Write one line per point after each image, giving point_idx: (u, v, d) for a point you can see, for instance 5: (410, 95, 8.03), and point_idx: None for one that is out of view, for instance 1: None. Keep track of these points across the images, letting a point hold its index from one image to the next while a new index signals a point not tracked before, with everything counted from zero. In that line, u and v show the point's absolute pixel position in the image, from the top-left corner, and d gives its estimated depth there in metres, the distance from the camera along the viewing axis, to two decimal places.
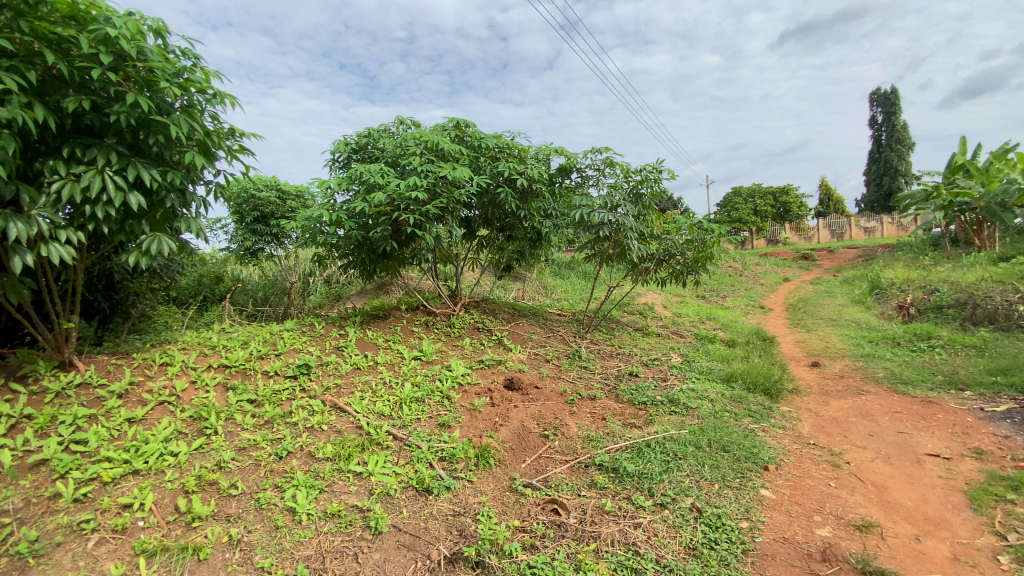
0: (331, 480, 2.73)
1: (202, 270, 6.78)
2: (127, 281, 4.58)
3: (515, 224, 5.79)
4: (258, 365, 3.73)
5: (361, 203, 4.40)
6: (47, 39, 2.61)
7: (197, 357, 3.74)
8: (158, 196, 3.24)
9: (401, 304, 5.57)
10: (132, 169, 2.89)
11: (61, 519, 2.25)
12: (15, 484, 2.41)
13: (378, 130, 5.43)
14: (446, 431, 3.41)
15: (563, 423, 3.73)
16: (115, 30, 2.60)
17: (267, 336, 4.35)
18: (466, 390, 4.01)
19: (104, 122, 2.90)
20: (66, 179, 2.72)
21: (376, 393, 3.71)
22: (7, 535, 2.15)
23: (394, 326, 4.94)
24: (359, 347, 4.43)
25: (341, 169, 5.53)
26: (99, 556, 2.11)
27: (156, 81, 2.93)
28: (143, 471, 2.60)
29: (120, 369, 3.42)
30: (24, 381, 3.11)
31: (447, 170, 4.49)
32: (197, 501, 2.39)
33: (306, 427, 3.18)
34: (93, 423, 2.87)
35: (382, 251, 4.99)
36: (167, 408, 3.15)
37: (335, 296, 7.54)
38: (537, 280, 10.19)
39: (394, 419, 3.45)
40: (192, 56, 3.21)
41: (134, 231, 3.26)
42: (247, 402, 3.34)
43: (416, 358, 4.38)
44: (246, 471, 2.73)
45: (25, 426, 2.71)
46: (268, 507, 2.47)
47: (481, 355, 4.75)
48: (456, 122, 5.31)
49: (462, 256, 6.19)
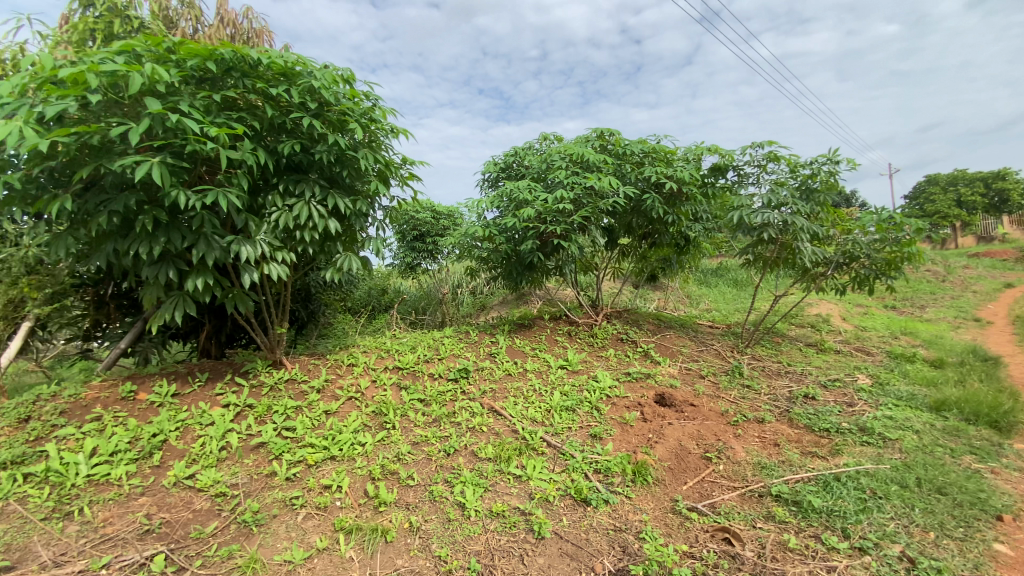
0: (494, 480, 2.86)
1: (369, 283, 7.69)
2: (319, 294, 5.40)
3: (660, 231, 5.42)
4: (424, 368, 4.09)
5: (509, 218, 4.51)
6: (271, 96, 3.20)
7: (375, 359, 4.24)
8: (347, 220, 3.77)
9: (545, 315, 5.64)
10: (331, 199, 3.42)
11: (277, 494, 2.67)
12: (242, 461, 2.95)
13: (523, 148, 5.51)
14: (600, 442, 3.35)
15: (728, 445, 3.41)
16: (318, 82, 3.10)
17: (430, 342, 4.75)
18: (616, 402, 3.89)
19: (310, 160, 3.46)
20: (283, 210, 3.32)
21: (528, 400, 3.79)
22: (245, 501, 2.63)
23: (540, 335, 5.02)
24: (510, 354, 4.59)
25: (489, 188, 5.76)
26: (309, 527, 2.47)
27: (347, 122, 3.42)
28: (339, 456, 3.02)
29: (318, 368, 4.03)
30: (249, 374, 3.83)
31: (593, 180, 4.40)
32: (382, 488, 2.68)
33: (469, 427, 3.38)
34: (300, 412, 3.42)
35: (528, 263, 5.08)
36: (355, 403, 3.61)
37: (481, 307, 7.82)
38: (683, 289, 9.60)
39: (548, 426, 3.49)
40: (371, 97, 3.66)
41: (330, 251, 3.83)
42: (417, 401, 3.67)
43: (563, 367, 4.38)
44: (420, 464, 3.00)
45: (249, 414, 3.32)
46: (441, 499, 2.68)
47: (629, 365, 4.59)
48: (601, 131, 5.15)
49: (604, 266, 6.01)
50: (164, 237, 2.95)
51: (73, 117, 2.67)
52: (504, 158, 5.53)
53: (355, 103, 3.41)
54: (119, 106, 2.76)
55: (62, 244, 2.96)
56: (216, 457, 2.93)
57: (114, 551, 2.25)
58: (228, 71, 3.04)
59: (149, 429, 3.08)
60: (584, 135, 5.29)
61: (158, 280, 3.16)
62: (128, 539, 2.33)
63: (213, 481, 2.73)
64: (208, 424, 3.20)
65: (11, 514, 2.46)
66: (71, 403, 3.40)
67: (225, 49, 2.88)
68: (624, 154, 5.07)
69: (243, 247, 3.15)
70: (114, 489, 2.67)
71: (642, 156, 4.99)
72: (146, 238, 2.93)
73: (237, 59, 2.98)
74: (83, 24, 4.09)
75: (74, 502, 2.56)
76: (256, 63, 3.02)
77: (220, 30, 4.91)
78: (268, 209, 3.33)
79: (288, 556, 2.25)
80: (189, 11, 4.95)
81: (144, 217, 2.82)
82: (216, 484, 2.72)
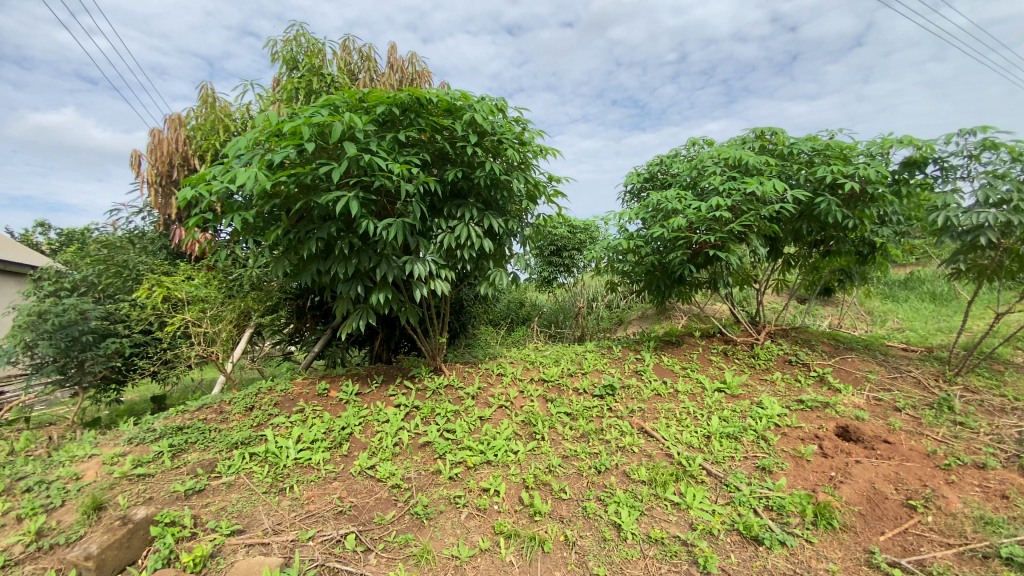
0: (650, 504, 2.75)
1: (511, 297, 8.00)
2: (470, 306, 5.78)
3: (835, 238, 4.76)
4: (569, 383, 4.10)
5: (658, 229, 4.37)
6: (438, 129, 3.57)
7: (522, 370, 4.38)
8: (500, 239, 4.01)
9: (695, 331, 5.29)
10: (487, 220, 3.66)
11: (443, 492, 2.89)
12: (412, 457, 3.25)
13: (669, 156, 5.24)
14: (768, 476, 3.01)
15: (940, 493, 2.80)
16: (478, 113, 3.36)
17: (574, 356, 4.76)
18: (785, 432, 3.46)
19: (469, 185, 3.77)
20: (447, 231, 3.64)
21: (681, 423, 3.56)
22: (416, 494, 2.89)
23: (691, 354, 4.71)
24: (657, 372, 4.39)
25: (632, 201, 5.60)
26: (472, 526, 2.63)
27: (502, 147, 3.65)
28: (494, 462, 3.16)
29: (472, 375, 4.29)
30: (414, 379, 4.24)
31: (755, 185, 4.04)
32: (538, 498, 2.75)
33: (619, 446, 3.30)
34: (458, 416, 3.67)
35: (678, 276, 4.84)
36: (505, 412, 3.76)
37: (618, 321, 7.55)
38: (860, 304, 8.26)
39: (706, 452, 3.25)
40: (522, 121, 3.85)
41: (485, 267, 4.09)
42: (565, 414, 3.69)
43: (720, 391, 4.04)
44: (572, 479, 3.01)
45: (416, 414, 3.66)
46: (595, 517, 2.66)
47: (799, 393, 4.05)
48: (761, 131, 4.72)
49: (764, 280, 5.38)
50: (356, 259, 3.47)
51: (293, 162, 3.28)
52: (649, 168, 5.32)
53: (509, 129, 3.63)
54: (324, 150, 3.31)
55: (282, 266, 3.64)
56: (390, 451, 3.28)
57: (317, 526, 2.63)
58: (404, 112, 3.45)
59: (339, 422, 3.58)
60: (739, 136, 4.88)
61: (348, 295, 3.68)
62: (326, 517, 2.71)
63: (389, 473, 3.05)
64: (383, 420, 3.61)
65: (243, 484, 3.02)
66: (283, 395, 4.11)
67: (403, 93, 3.29)
68: (789, 153, 4.57)
69: (415, 266, 3.55)
70: (314, 472, 3.13)
71: (812, 155, 4.46)
72: (343, 260, 3.48)
73: (412, 100, 3.38)
74: (292, 85, 4.98)
75: (285, 480, 3.05)
76: (427, 102, 3.39)
77: (391, 77, 5.62)
78: (434, 231, 3.69)
79: (456, 552, 2.42)
80: (367, 62, 5.72)
81: (342, 243, 3.36)
82: (391, 476, 3.03)
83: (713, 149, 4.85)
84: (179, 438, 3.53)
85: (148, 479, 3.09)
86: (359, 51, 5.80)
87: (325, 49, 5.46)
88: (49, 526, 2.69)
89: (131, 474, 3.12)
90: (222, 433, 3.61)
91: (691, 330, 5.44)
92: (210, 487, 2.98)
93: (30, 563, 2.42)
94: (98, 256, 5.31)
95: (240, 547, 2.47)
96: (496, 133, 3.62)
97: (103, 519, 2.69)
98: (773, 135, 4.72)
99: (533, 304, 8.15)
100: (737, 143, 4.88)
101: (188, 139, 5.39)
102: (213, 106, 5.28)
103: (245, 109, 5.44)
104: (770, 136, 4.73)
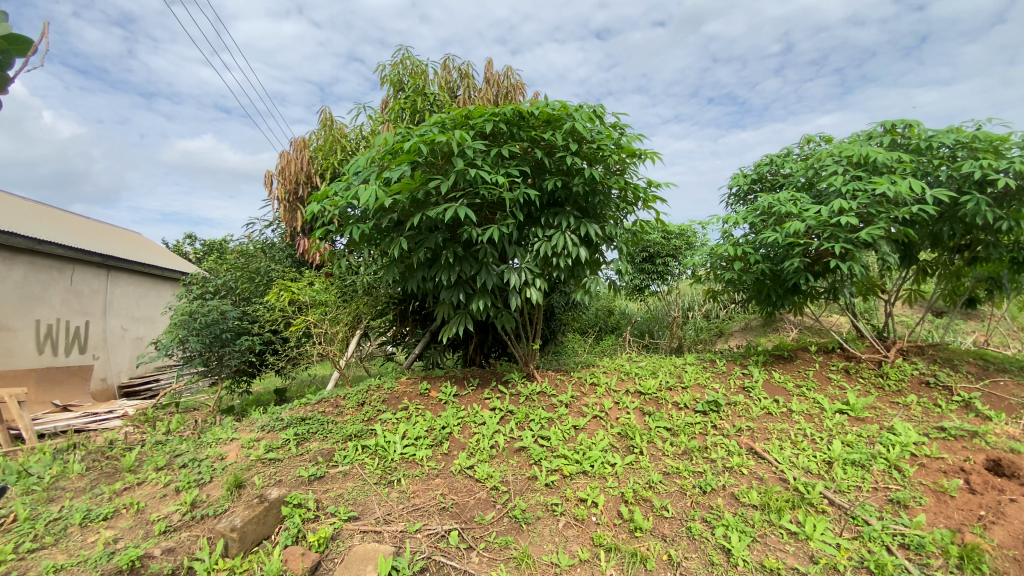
0: (763, 531, 2.56)
1: (603, 304, 7.87)
2: (562, 314, 5.77)
3: (987, 241, 4.10)
4: (668, 397, 3.94)
5: (771, 234, 4.07)
6: (537, 140, 3.64)
7: (616, 381, 4.28)
8: (596, 246, 3.96)
9: (810, 346, 4.83)
10: (584, 228, 3.64)
11: (540, 499, 2.91)
12: (508, 461, 3.31)
13: (780, 155, 4.87)
14: (904, 511, 2.67)
15: None
16: (577, 122, 3.38)
17: (672, 368, 4.56)
18: (923, 463, 3.04)
19: (567, 193, 3.78)
20: (543, 239, 3.68)
21: (797, 446, 3.27)
22: (514, 497, 2.94)
23: (805, 371, 4.32)
24: (767, 390, 4.07)
25: (737, 203, 5.27)
26: (571, 535, 2.62)
27: (600, 154, 3.62)
28: (590, 473, 3.12)
29: (564, 383, 4.27)
30: (509, 384, 4.32)
31: (886, 185, 3.62)
32: (638, 513, 2.67)
33: (726, 467, 3.11)
34: (553, 424, 3.67)
35: (792, 284, 4.46)
36: (600, 422, 3.70)
37: (717, 332, 7.02)
38: (1018, 320, 7.04)
39: (827, 480, 2.95)
40: (620, 127, 3.79)
41: (580, 275, 4.06)
42: (664, 429, 3.55)
43: (842, 413, 3.65)
44: (674, 497, 2.89)
45: (512, 419, 3.73)
46: (701, 539, 2.53)
47: (940, 419, 3.53)
48: (891, 123, 4.19)
49: (894, 290, 4.76)
50: (459, 268, 3.64)
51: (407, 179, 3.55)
52: (756, 168, 4.97)
53: (608, 136, 3.59)
54: (433, 165, 3.53)
55: (392, 273, 3.92)
56: (488, 453, 3.37)
57: (422, 519, 2.78)
58: (506, 125, 3.58)
59: (439, 421, 3.75)
60: (863, 131, 4.37)
61: (450, 301, 3.86)
62: (430, 512, 2.85)
63: (487, 475, 3.13)
64: (480, 422, 3.73)
65: (356, 474, 3.26)
66: (389, 393, 4.40)
67: (505, 108, 3.42)
68: (927, 147, 3.98)
69: (512, 275, 3.63)
70: (418, 468, 3.30)
71: (954, 148, 3.91)
72: (447, 269, 3.67)
73: (513, 114, 3.49)
74: (399, 105, 5.34)
75: (393, 473, 3.25)
76: (527, 115, 3.48)
77: (487, 92, 5.82)
78: (531, 240, 3.75)
79: (555, 560, 2.43)
80: (466, 79, 5.99)
81: (447, 253, 3.56)
82: (490, 478, 3.11)
83: (832, 145, 4.42)
84: (302, 428, 3.91)
85: (278, 463, 3.45)
86: (458, 69, 6.08)
87: (428, 69, 5.80)
88: (201, 498, 3.11)
89: (263, 458, 3.51)
90: (338, 426, 3.93)
91: (805, 344, 4.95)
92: (329, 475, 3.26)
93: (188, 529, 2.82)
94: (237, 264, 6.06)
95: (356, 532, 2.68)
96: (594, 141, 3.60)
97: (243, 496, 3.06)
98: (907, 128, 4.18)
99: (625, 313, 7.95)
100: (861, 138, 4.38)
101: (310, 159, 5.99)
102: (331, 128, 5.81)
103: (358, 129, 5.93)
104: (903, 129, 4.19)
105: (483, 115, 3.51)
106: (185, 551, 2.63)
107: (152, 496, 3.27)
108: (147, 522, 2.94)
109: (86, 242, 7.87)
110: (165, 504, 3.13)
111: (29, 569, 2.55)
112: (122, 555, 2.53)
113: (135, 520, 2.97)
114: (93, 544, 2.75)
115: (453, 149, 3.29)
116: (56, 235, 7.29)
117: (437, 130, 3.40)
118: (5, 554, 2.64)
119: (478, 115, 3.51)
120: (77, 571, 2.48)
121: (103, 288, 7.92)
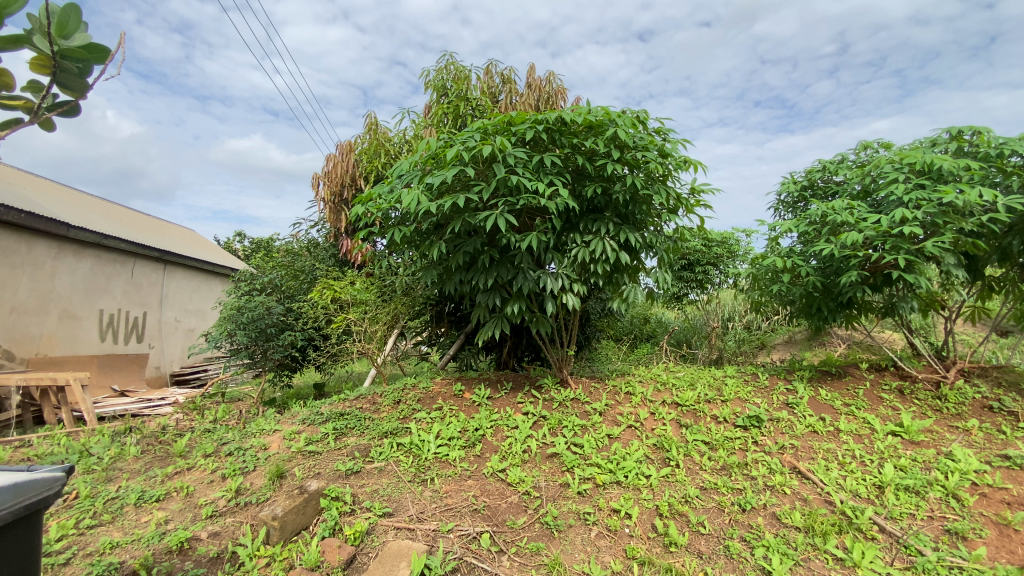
0: (807, 555, 2.46)
1: (634, 312, 7.86)
2: (598, 321, 5.67)
3: None
4: (707, 410, 3.82)
5: (827, 244, 3.87)
6: (579, 146, 3.64)
7: (653, 391, 4.17)
8: (636, 252, 3.88)
9: (861, 362, 4.56)
10: (623, 234, 3.58)
11: (572, 507, 2.88)
12: (539, 467, 3.29)
13: (835, 161, 4.66)
14: (963, 543, 2.49)
15: None
16: (618, 126, 3.36)
17: (711, 380, 4.43)
18: (984, 493, 2.82)
19: (607, 200, 3.74)
20: (581, 246, 3.62)
21: (845, 469, 3.12)
22: (546, 504, 2.93)
23: (855, 389, 4.09)
24: (813, 407, 3.90)
25: (786, 211, 5.07)
26: (603, 546, 2.59)
27: (644, 161, 3.57)
28: (624, 483, 3.07)
29: (599, 391, 4.20)
30: (542, 389, 4.28)
31: (953, 194, 3.38)
32: (674, 528, 2.62)
33: (767, 485, 3.00)
34: (586, 431, 3.63)
35: (845, 299, 4.26)
36: (634, 432, 3.62)
37: (759, 344, 6.65)
38: None
39: (877, 505, 2.80)
40: (664, 132, 3.73)
41: (618, 281, 4.00)
42: (702, 442, 3.45)
43: (895, 435, 3.45)
44: (711, 513, 2.81)
45: (543, 424, 3.72)
46: (740, 558, 2.45)
47: (1006, 447, 3.27)
48: (957, 129, 3.93)
49: (957, 306, 4.41)
50: (496, 272, 3.67)
51: (449, 184, 3.60)
52: (808, 174, 4.79)
53: (651, 142, 3.55)
54: (477, 171, 3.59)
55: (430, 275, 4.01)
56: (521, 457, 3.37)
57: (454, 520, 2.80)
58: (549, 132, 3.62)
59: (472, 423, 3.77)
60: (927, 137, 4.12)
61: (487, 304, 3.89)
62: (462, 513, 2.86)
63: (519, 479, 3.13)
64: (513, 426, 3.73)
65: (391, 470, 3.32)
66: (424, 393, 4.45)
67: (548, 114, 3.43)
68: (997, 155, 3.70)
69: (549, 280, 3.62)
70: (451, 468, 3.33)
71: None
72: (484, 272, 3.70)
73: (555, 121, 3.52)
74: (442, 110, 5.40)
75: (426, 472, 3.29)
76: (570, 121, 3.48)
77: (530, 97, 5.84)
78: (569, 245, 3.70)
79: (587, 569, 2.40)
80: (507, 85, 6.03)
81: (485, 257, 3.60)
82: (522, 483, 3.10)
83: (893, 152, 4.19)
84: (340, 423, 4.00)
85: (317, 456, 3.56)
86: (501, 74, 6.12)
87: (471, 75, 5.87)
88: (245, 486, 3.24)
89: (304, 450, 3.62)
90: (374, 422, 4.01)
91: (856, 361, 4.68)
92: (365, 470, 3.34)
93: (232, 515, 2.93)
94: (283, 262, 6.30)
95: (390, 529, 2.72)
96: (637, 146, 3.56)
97: (284, 486, 3.17)
98: (975, 135, 3.93)
99: (657, 319, 7.90)
100: (925, 144, 4.12)
101: (356, 162, 6.15)
102: (376, 132, 5.94)
103: (402, 133, 6.03)
104: (971, 135, 3.93)
105: (526, 122, 3.54)
106: (229, 536, 2.73)
107: (201, 481, 3.43)
108: (195, 506, 3.09)
109: (147, 238, 8.35)
110: (212, 490, 3.28)
111: (88, 544, 2.72)
112: (172, 536, 2.68)
113: (185, 504, 3.13)
114: (146, 524, 2.91)
115: (495, 156, 3.33)
116: (119, 230, 7.77)
117: (479, 136, 3.45)
118: (69, 527, 2.83)
119: (520, 122, 3.56)
120: (131, 548, 2.63)
121: (159, 281, 8.38)
